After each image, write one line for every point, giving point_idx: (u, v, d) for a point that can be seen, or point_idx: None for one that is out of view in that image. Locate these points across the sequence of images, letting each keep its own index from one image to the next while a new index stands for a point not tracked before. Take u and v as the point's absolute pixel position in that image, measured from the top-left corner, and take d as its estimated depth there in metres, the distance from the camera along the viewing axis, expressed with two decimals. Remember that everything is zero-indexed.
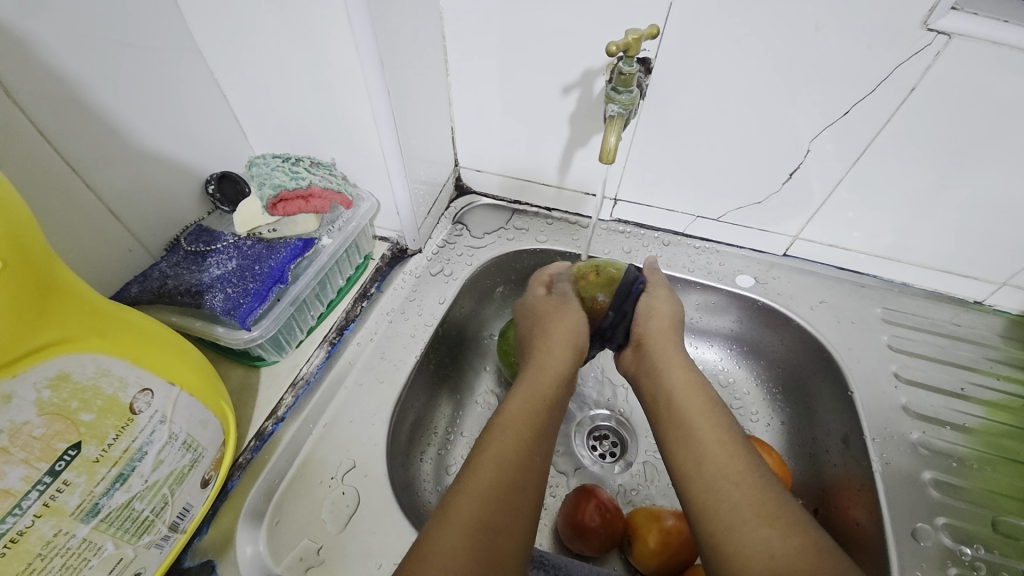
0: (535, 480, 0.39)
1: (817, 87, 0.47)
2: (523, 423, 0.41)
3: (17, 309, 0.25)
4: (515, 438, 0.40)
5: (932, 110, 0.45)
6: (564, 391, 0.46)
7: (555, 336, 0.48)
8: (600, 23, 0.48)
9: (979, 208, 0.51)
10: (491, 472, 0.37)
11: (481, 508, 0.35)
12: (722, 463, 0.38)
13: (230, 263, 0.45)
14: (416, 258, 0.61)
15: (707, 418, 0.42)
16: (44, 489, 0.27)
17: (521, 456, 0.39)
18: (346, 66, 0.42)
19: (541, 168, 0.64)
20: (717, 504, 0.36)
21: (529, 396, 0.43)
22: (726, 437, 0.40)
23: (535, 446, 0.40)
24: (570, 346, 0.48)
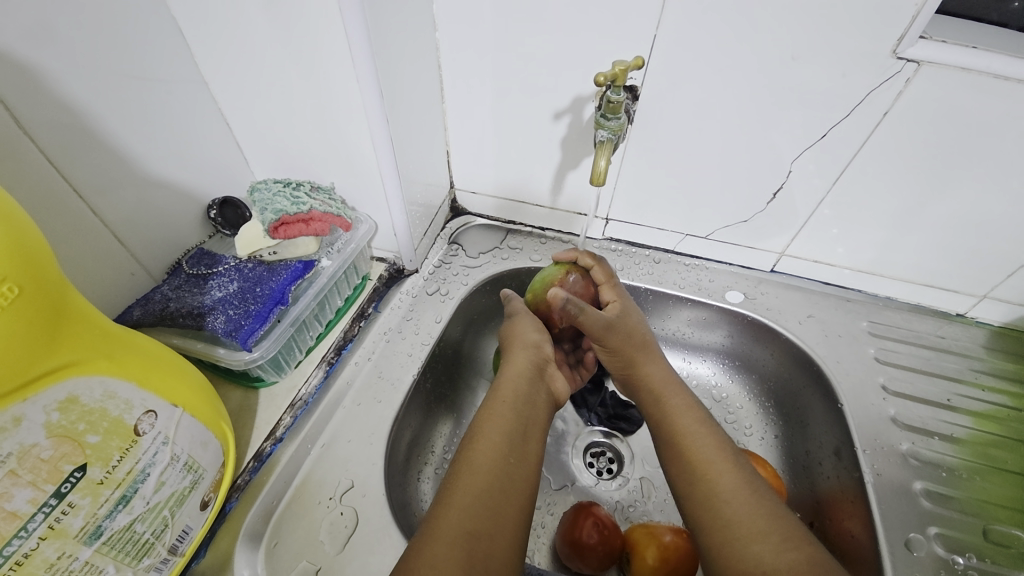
0: (518, 486, 0.39)
1: (795, 111, 0.49)
2: (499, 434, 0.41)
3: (29, 336, 0.25)
4: (490, 445, 0.40)
5: (905, 132, 0.48)
6: (529, 392, 0.46)
7: (518, 342, 0.49)
8: (590, 55, 0.51)
9: (954, 224, 0.53)
10: (471, 482, 0.38)
11: (466, 516, 0.35)
12: (717, 475, 0.40)
13: (231, 286, 0.45)
14: (413, 278, 0.63)
15: (698, 430, 0.43)
16: (50, 512, 0.27)
17: (498, 462, 0.39)
18: (347, 96, 0.44)
19: (535, 190, 0.66)
20: (717, 516, 0.38)
21: (501, 403, 0.44)
22: (722, 448, 0.42)
23: (513, 450, 0.41)
24: (529, 349, 0.48)
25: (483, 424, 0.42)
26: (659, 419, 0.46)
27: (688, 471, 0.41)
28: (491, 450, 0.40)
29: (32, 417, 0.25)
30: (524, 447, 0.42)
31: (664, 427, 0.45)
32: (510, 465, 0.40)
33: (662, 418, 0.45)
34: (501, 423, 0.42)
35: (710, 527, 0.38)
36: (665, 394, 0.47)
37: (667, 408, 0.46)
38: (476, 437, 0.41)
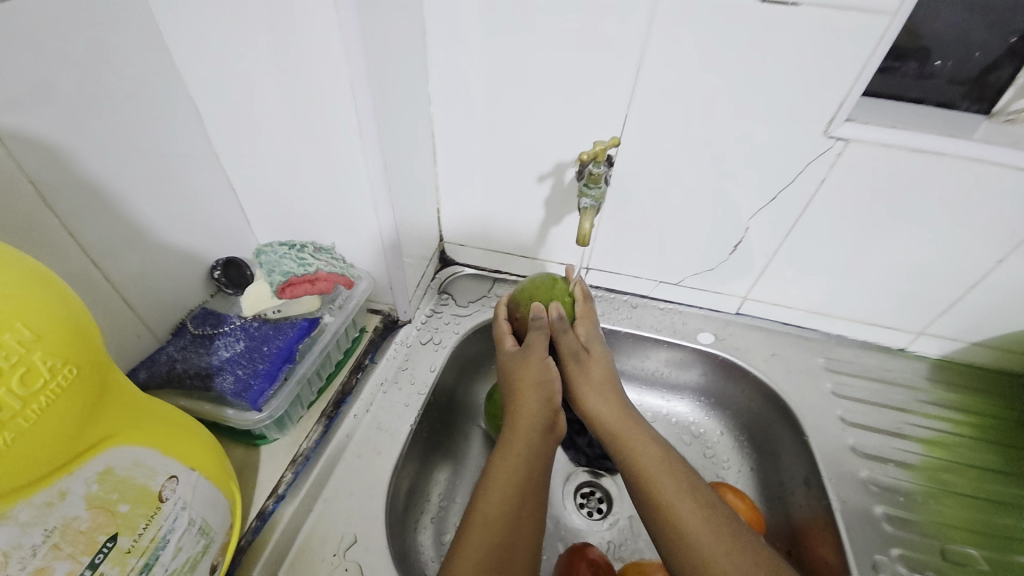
0: (524, 536, 0.41)
1: (748, 178, 0.57)
2: (508, 485, 0.43)
3: (79, 411, 0.26)
4: (499, 497, 0.42)
5: (841, 195, 0.56)
6: (543, 439, 0.46)
7: (523, 390, 0.48)
8: (569, 129, 0.58)
9: (889, 270, 0.61)
10: (480, 538, 0.40)
11: (476, 572, 0.38)
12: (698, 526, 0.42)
13: (238, 345, 0.47)
14: (406, 328, 0.65)
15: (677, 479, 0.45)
16: None
17: (508, 515, 0.41)
18: (353, 166, 0.49)
19: (520, 243, 0.71)
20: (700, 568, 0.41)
21: (513, 451, 0.45)
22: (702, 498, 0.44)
23: (523, 502, 0.43)
24: (539, 398, 0.47)
25: (494, 472, 0.44)
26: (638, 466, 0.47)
27: (664, 523, 0.43)
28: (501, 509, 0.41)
29: (76, 491, 0.27)
30: (531, 496, 0.43)
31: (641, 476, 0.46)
32: (521, 518, 0.42)
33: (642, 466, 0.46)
34: (511, 474, 0.43)
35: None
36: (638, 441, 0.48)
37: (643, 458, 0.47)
38: (486, 489, 0.43)
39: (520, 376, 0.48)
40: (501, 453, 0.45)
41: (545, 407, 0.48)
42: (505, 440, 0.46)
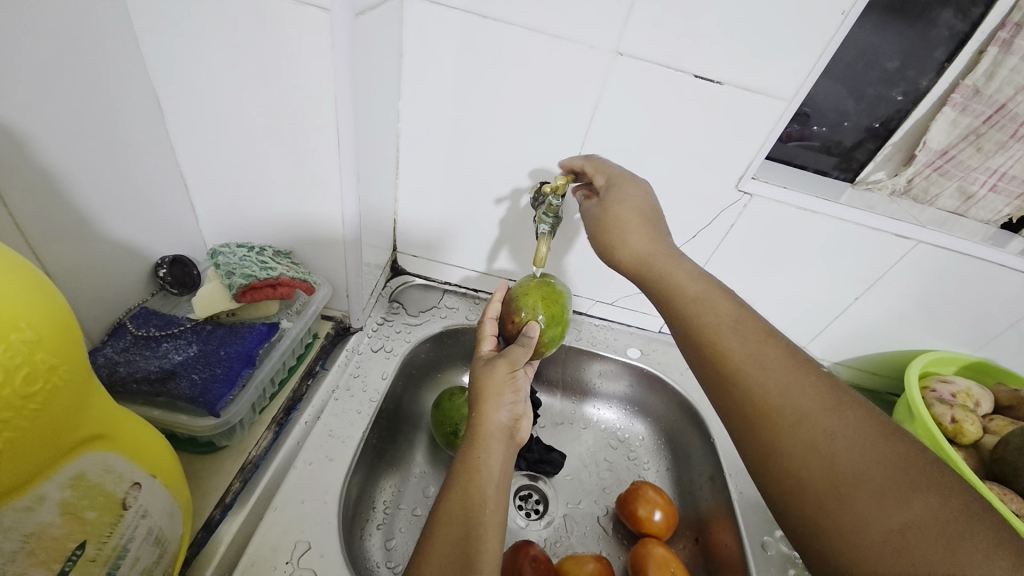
0: (492, 529, 0.43)
1: (676, 218, 0.67)
2: (469, 485, 0.45)
3: (66, 413, 0.26)
4: (459, 496, 0.45)
5: (745, 238, 0.68)
6: (504, 440, 0.50)
7: (488, 393, 0.51)
8: (528, 158, 0.63)
9: (777, 301, 0.74)
10: (442, 535, 0.42)
11: (440, 566, 0.40)
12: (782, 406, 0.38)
13: (191, 348, 0.45)
14: (357, 335, 0.66)
15: (753, 351, 0.42)
16: None
17: (470, 511, 0.44)
18: (326, 174, 0.50)
19: (473, 258, 0.75)
20: (797, 450, 0.36)
21: (474, 454, 0.48)
22: (788, 368, 0.40)
23: (484, 497, 0.45)
24: (501, 402, 0.51)
25: (456, 475, 0.46)
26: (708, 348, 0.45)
27: (750, 411, 0.40)
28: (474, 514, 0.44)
29: (55, 495, 0.26)
30: (494, 492, 0.46)
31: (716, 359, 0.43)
32: (484, 513, 0.44)
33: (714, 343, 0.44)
34: (472, 474, 0.46)
35: (789, 467, 0.36)
36: (702, 308, 0.47)
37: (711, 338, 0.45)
38: (446, 491, 0.46)
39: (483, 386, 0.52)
40: (462, 457, 0.48)
41: (508, 413, 0.51)
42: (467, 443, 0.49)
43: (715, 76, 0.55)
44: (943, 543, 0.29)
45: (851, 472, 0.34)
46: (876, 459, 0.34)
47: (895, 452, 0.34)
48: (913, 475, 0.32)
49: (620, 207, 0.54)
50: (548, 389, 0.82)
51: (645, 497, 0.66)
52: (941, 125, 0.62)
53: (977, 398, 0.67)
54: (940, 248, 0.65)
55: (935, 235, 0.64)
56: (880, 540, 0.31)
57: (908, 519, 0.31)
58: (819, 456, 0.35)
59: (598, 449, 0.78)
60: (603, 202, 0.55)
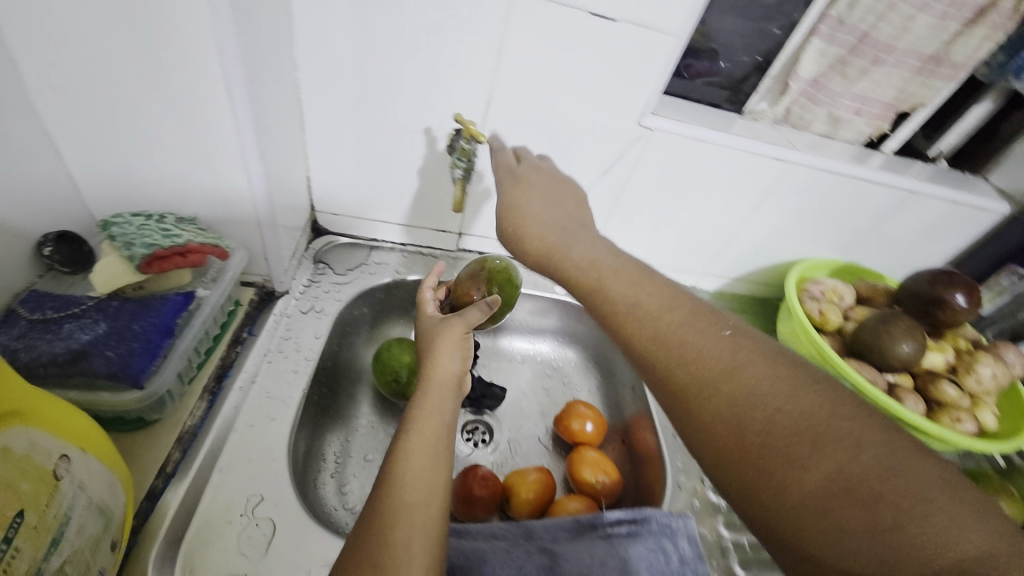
0: (437, 481, 0.43)
1: (587, 156, 0.70)
2: (426, 439, 0.45)
3: None
4: (416, 452, 0.44)
5: (650, 170, 0.73)
6: (450, 394, 0.49)
7: (444, 346, 0.52)
8: (439, 104, 0.63)
9: (682, 227, 0.82)
10: (393, 488, 0.42)
11: (391, 517, 0.40)
12: (704, 361, 0.37)
13: (100, 326, 0.43)
14: (284, 299, 0.66)
15: (666, 314, 0.41)
16: (1, 557, 0.27)
17: (428, 460, 0.44)
18: (222, 133, 0.47)
19: (395, 211, 0.75)
20: (724, 417, 0.35)
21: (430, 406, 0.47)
22: (702, 325, 0.39)
23: (433, 450, 0.45)
24: (456, 356, 0.52)
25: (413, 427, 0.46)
26: (617, 324, 0.43)
27: (670, 383, 0.38)
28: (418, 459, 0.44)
29: None
30: (442, 446, 0.46)
31: (629, 328, 0.42)
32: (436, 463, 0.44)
33: (625, 319, 0.42)
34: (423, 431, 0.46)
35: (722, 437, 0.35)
36: (609, 280, 0.45)
37: (620, 310, 0.43)
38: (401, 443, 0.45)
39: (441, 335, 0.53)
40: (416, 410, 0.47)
41: (458, 364, 0.52)
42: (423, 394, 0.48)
43: (610, 13, 0.57)
44: (867, 483, 0.29)
45: (780, 425, 0.33)
46: (796, 411, 0.33)
47: (806, 402, 0.33)
48: (836, 417, 0.32)
49: (524, 190, 0.55)
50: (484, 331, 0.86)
51: (577, 413, 0.74)
52: (811, 56, 0.70)
53: (844, 293, 0.77)
54: (810, 169, 0.75)
55: (806, 156, 0.73)
56: (819, 494, 0.30)
57: (837, 466, 0.30)
58: (735, 418, 0.34)
59: (535, 379, 0.84)
60: (501, 215, 0.54)
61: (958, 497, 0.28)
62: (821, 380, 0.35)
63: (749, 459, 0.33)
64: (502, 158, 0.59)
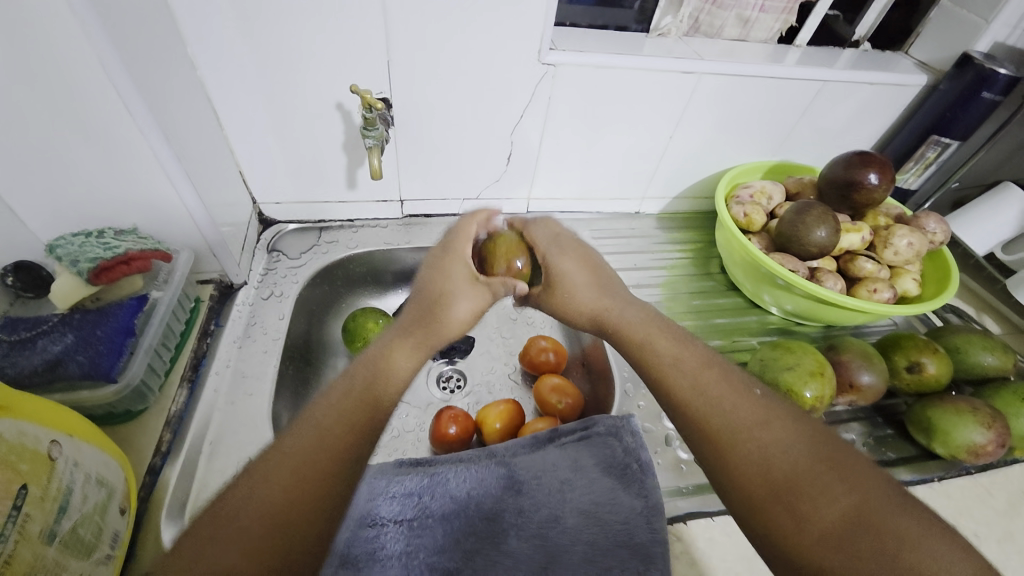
0: (388, 399, 0.46)
1: (500, 103, 0.73)
2: (400, 363, 0.49)
3: None
4: (390, 366, 0.49)
5: (564, 105, 0.75)
6: (433, 335, 0.53)
7: (455, 282, 0.57)
8: (344, 77, 0.66)
9: (612, 156, 0.85)
10: (354, 386, 0.46)
11: (343, 410, 0.43)
12: (734, 411, 0.44)
13: (68, 336, 0.49)
14: (244, 289, 0.71)
15: (702, 370, 0.48)
16: (15, 520, 0.34)
17: (394, 381, 0.48)
18: (132, 142, 0.50)
19: (333, 189, 0.79)
20: (754, 455, 0.41)
21: (410, 336, 0.52)
22: (735, 382, 0.47)
23: (401, 373, 0.49)
24: (465, 308, 0.57)
25: (391, 350, 0.51)
26: (658, 376, 0.50)
27: (706, 427, 0.44)
28: (380, 378, 0.47)
29: None
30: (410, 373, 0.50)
31: (667, 382, 0.49)
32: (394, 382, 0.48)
33: (665, 373, 0.49)
34: (399, 353, 0.50)
35: (746, 471, 0.41)
36: (653, 340, 0.52)
37: (659, 364, 0.50)
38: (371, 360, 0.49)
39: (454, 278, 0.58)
40: (402, 335, 0.52)
41: (466, 310, 0.56)
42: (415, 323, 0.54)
43: None
44: (875, 517, 0.36)
45: (804, 467, 0.40)
46: (819, 455, 0.40)
47: (823, 453, 0.41)
48: (840, 466, 0.39)
49: (569, 275, 0.60)
50: None
51: (536, 347, 0.80)
52: None
53: (772, 193, 0.80)
54: (721, 76, 0.76)
55: (715, 64, 0.74)
56: (829, 525, 0.37)
57: (846, 506, 0.37)
58: (761, 460, 0.41)
59: (501, 324, 0.89)
60: (551, 283, 0.60)
61: (937, 527, 0.36)
62: (826, 438, 0.42)
63: (780, 493, 0.39)
64: (520, 222, 0.65)
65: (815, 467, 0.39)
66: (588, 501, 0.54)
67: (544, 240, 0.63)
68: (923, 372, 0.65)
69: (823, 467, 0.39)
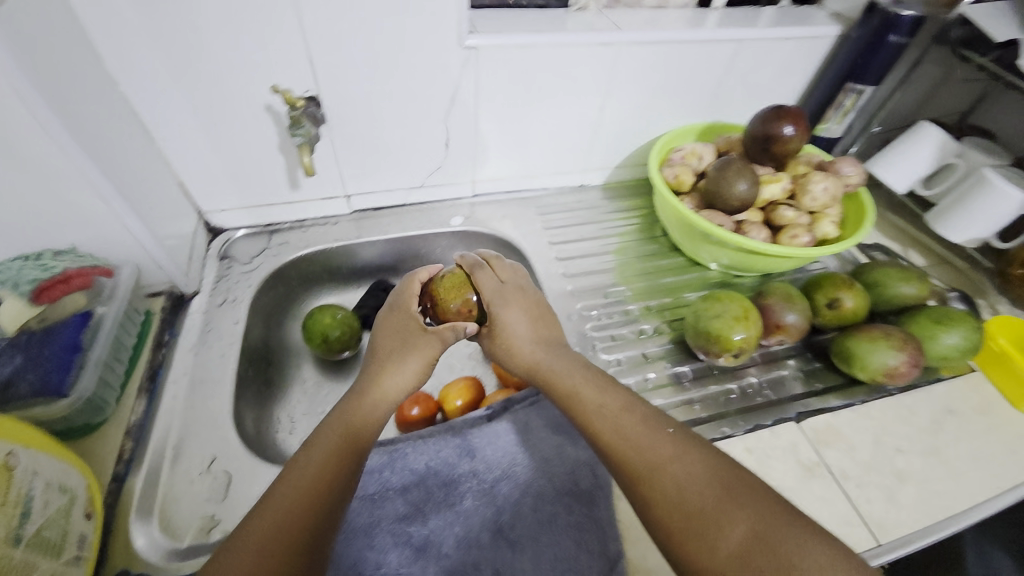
0: (334, 491, 0.45)
1: (428, 90, 0.74)
2: (337, 442, 0.48)
3: None
4: (325, 453, 0.47)
5: (491, 87, 0.77)
6: (374, 425, 0.51)
7: (389, 359, 0.56)
8: (269, 78, 0.67)
9: (548, 133, 0.87)
10: (298, 489, 0.44)
11: (289, 508, 0.43)
12: (645, 445, 0.46)
13: (16, 358, 0.51)
14: (196, 299, 0.73)
15: (607, 411, 0.50)
16: None
17: (329, 467, 0.46)
18: (53, 164, 0.52)
19: (277, 190, 0.80)
20: (667, 493, 0.43)
21: (344, 421, 0.50)
22: (644, 422, 0.48)
23: (341, 456, 0.47)
24: (407, 378, 0.55)
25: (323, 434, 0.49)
26: (578, 414, 0.51)
27: (625, 464, 0.46)
28: (317, 466, 0.46)
29: None
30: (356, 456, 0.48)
31: (586, 417, 0.50)
32: (336, 470, 0.46)
33: (586, 412, 0.51)
34: (336, 446, 0.48)
35: (662, 506, 0.43)
36: (571, 380, 0.53)
37: (578, 398, 0.52)
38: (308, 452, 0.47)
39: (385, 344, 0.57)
40: (335, 421, 0.50)
41: (406, 382, 0.55)
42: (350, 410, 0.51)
43: None
44: (771, 546, 0.38)
45: (708, 503, 0.42)
46: (722, 489, 0.42)
47: (724, 488, 0.42)
48: (740, 501, 0.41)
49: (503, 310, 0.60)
50: (403, 276, 0.94)
51: None
52: None
53: (703, 153, 0.83)
54: (640, 45, 0.78)
55: (634, 34, 0.77)
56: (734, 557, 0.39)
57: (746, 535, 0.39)
58: (677, 497, 0.43)
59: None
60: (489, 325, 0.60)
61: (827, 545, 0.39)
62: (726, 471, 0.44)
63: (698, 528, 0.41)
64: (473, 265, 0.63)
65: (714, 498, 0.42)
66: (539, 458, 0.57)
67: (487, 279, 0.61)
68: (841, 307, 0.70)
69: (724, 496, 0.42)
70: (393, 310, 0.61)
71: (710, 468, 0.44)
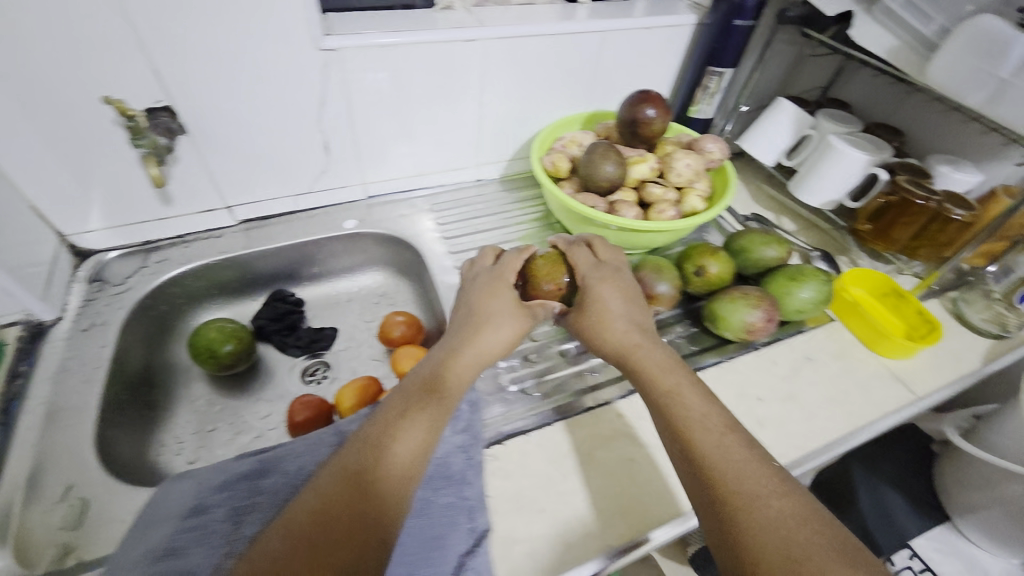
0: (369, 521, 0.43)
1: (295, 94, 0.74)
2: (406, 445, 0.49)
3: None
4: (401, 450, 0.48)
5: (361, 88, 0.77)
6: (418, 451, 0.49)
7: (484, 329, 0.62)
8: (115, 90, 0.64)
9: (433, 130, 0.89)
10: (339, 510, 0.42)
11: (322, 540, 0.40)
12: (735, 461, 0.47)
13: None
14: (58, 325, 0.69)
15: (709, 427, 0.50)
16: None
17: (350, 494, 0.44)
18: None
19: (146, 206, 0.77)
20: (756, 520, 0.43)
21: (417, 423, 0.51)
22: (748, 451, 0.48)
23: (393, 481, 0.46)
24: (472, 367, 0.59)
25: (397, 434, 0.50)
26: (674, 421, 0.52)
27: (710, 480, 0.47)
28: (353, 485, 0.44)
29: None
30: (400, 484, 0.47)
31: (683, 428, 0.51)
32: (368, 495, 0.44)
33: (687, 426, 0.51)
34: (404, 460, 0.48)
35: (742, 530, 0.43)
36: (685, 392, 0.54)
37: (681, 401, 0.54)
38: (375, 445, 0.48)
39: (482, 326, 0.62)
40: (402, 437, 0.49)
41: (496, 340, 0.61)
42: (380, 425, 0.50)
43: None
44: None
45: (807, 547, 0.40)
46: (831, 544, 0.41)
47: (829, 536, 0.42)
48: (844, 556, 0.40)
49: (602, 300, 0.64)
50: (301, 283, 0.93)
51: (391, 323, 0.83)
52: None
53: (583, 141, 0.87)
54: (505, 40, 0.81)
55: (496, 30, 0.79)
56: None
57: None
58: (775, 534, 0.41)
59: (365, 311, 0.94)
60: (583, 298, 0.65)
61: None
62: (831, 524, 0.43)
63: (792, 564, 0.39)
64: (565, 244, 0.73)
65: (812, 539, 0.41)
66: None
67: (584, 260, 0.69)
68: (705, 274, 0.75)
69: (821, 539, 0.41)
70: (499, 277, 0.68)
71: (819, 518, 0.43)
